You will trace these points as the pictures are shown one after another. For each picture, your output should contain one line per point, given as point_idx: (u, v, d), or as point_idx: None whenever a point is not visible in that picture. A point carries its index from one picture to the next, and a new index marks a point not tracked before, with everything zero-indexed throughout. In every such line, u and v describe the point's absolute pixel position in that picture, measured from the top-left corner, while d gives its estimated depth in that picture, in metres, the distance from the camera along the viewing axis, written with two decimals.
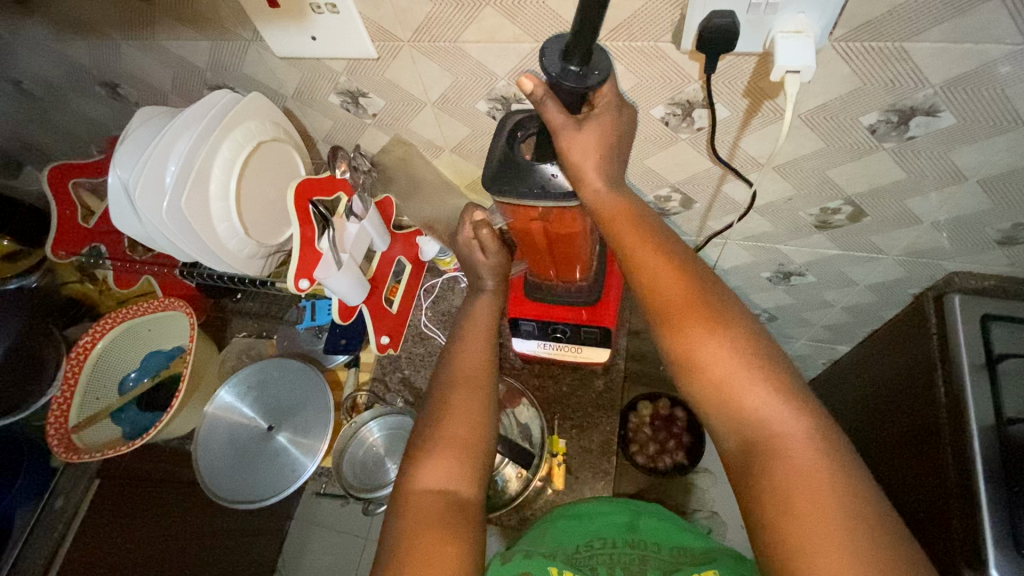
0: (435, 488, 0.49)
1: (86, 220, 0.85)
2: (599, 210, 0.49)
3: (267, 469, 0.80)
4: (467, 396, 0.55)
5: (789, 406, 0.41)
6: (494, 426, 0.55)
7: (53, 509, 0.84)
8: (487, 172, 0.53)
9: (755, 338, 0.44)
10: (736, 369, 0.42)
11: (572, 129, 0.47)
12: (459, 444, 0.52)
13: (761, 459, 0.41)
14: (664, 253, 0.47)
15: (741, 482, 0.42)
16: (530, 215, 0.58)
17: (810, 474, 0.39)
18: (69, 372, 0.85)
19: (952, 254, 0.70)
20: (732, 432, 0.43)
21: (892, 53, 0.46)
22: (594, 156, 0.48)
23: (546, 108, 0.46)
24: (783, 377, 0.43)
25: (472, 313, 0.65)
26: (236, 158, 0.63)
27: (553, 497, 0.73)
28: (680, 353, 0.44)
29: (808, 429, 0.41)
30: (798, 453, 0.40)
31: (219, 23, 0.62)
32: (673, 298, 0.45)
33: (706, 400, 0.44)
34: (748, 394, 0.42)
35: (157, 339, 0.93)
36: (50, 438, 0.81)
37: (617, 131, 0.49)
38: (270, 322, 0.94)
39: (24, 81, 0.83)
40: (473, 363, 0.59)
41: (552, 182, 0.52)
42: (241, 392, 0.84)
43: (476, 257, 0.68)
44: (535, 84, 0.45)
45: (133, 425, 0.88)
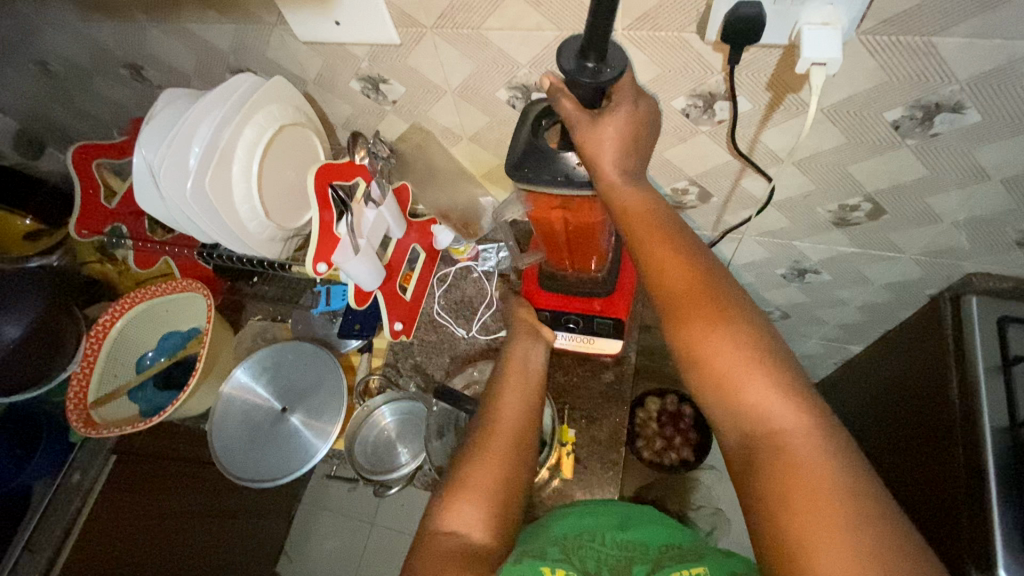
0: (456, 533, 0.49)
1: (108, 200, 0.86)
2: (614, 199, 0.49)
3: (279, 450, 0.82)
4: (499, 445, 0.55)
5: (789, 402, 0.41)
6: (525, 477, 0.54)
7: (71, 483, 0.85)
8: (509, 158, 0.53)
9: (758, 330, 0.44)
10: (738, 363, 0.42)
11: (587, 123, 0.47)
12: (487, 492, 0.52)
13: (759, 454, 0.41)
14: (673, 247, 0.47)
15: (741, 477, 0.43)
16: (550, 202, 0.59)
17: (811, 471, 0.39)
18: (89, 349, 0.86)
19: (971, 255, 0.70)
20: (732, 427, 0.43)
21: (919, 47, 0.46)
22: (611, 148, 0.47)
23: (562, 103, 0.48)
24: (785, 372, 0.42)
25: (512, 356, 0.65)
26: (259, 141, 0.63)
27: (560, 486, 0.74)
28: (685, 347, 0.45)
29: (808, 425, 0.41)
30: (798, 449, 0.40)
31: (243, 6, 0.63)
32: (679, 291, 0.46)
33: (709, 394, 0.44)
34: (748, 388, 0.42)
35: (173, 320, 0.95)
36: (69, 416, 0.82)
37: (635, 122, 0.48)
38: (285, 306, 0.95)
39: (49, 61, 0.85)
40: (512, 417, 0.57)
41: (575, 171, 0.52)
42: (255, 373, 0.85)
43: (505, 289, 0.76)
44: (552, 80, 0.49)
45: (149, 403, 0.90)
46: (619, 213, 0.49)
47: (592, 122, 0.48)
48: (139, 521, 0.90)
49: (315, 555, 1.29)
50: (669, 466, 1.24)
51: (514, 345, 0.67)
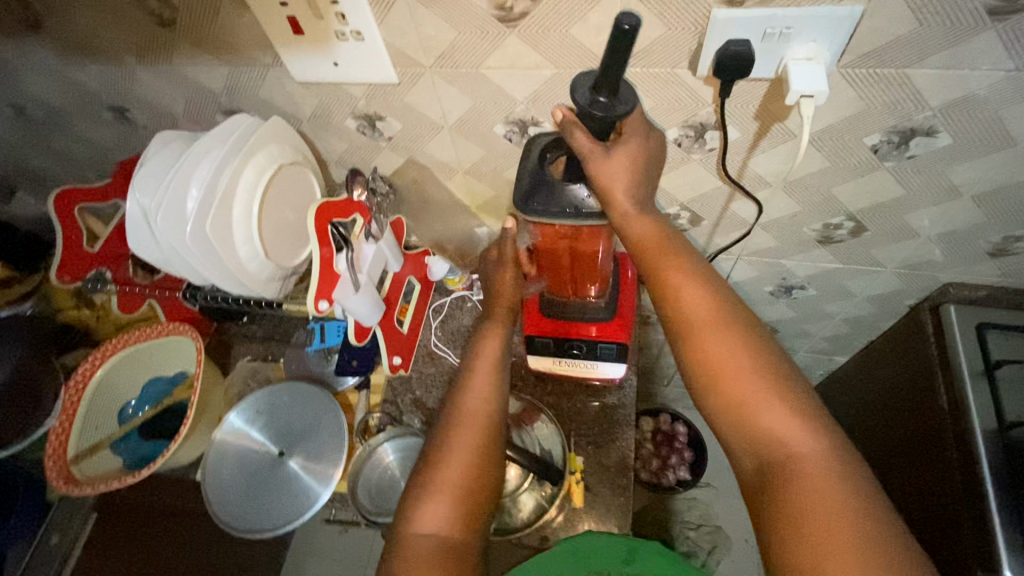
0: (430, 530, 0.52)
1: (91, 243, 0.82)
2: (628, 229, 0.50)
3: (278, 496, 0.77)
4: (465, 440, 0.58)
5: (806, 428, 0.42)
6: (494, 465, 0.58)
7: (48, 547, 0.83)
8: (518, 194, 0.54)
9: (774, 358, 0.45)
10: (755, 387, 0.44)
11: (601, 155, 0.48)
12: (458, 488, 0.55)
13: (771, 475, 0.42)
14: (686, 274, 0.49)
15: (755, 500, 0.43)
16: (557, 233, 0.60)
17: (829, 498, 0.39)
18: (69, 401, 0.82)
19: (948, 266, 0.73)
20: (746, 451, 0.44)
21: (895, 78, 0.49)
22: (624, 179, 0.49)
23: (574, 136, 0.49)
24: (802, 397, 0.44)
25: (482, 339, 0.68)
26: (259, 182, 0.63)
27: (572, 516, 0.73)
28: (698, 368, 0.46)
29: (825, 451, 0.42)
30: (816, 474, 0.40)
31: (238, 48, 0.63)
32: (697, 315, 0.47)
33: (720, 415, 0.45)
34: (766, 412, 0.43)
35: (159, 365, 0.91)
36: (48, 471, 0.78)
37: (643, 155, 0.50)
38: (276, 345, 0.93)
39: (26, 104, 0.83)
40: (479, 407, 0.61)
41: (583, 203, 0.53)
42: (250, 417, 0.82)
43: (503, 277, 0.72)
44: (563, 114, 0.49)
45: (133, 455, 0.87)
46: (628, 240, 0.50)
47: (604, 154, 0.48)
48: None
49: None
50: (667, 486, 1.29)
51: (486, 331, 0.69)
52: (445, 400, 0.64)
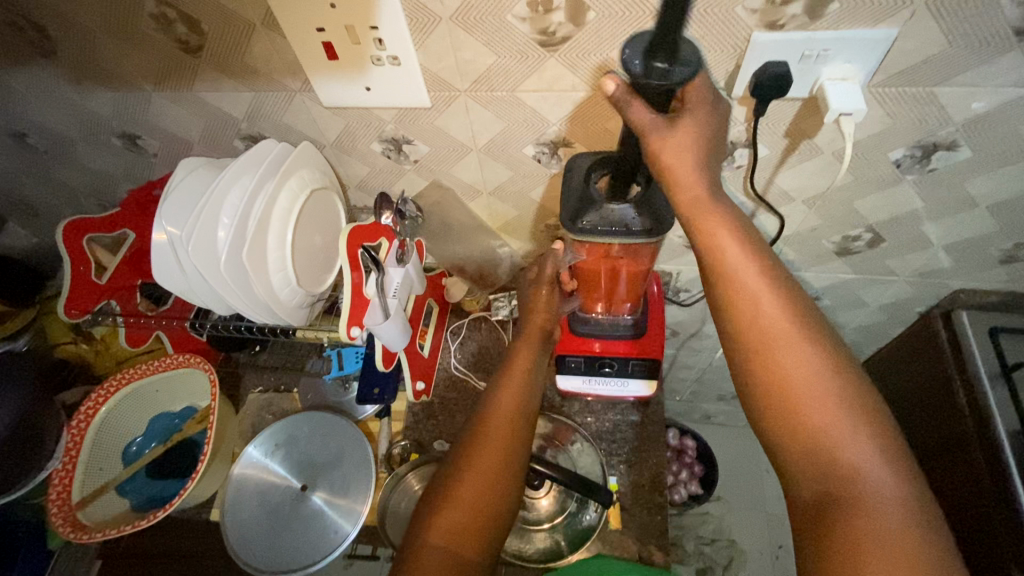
0: (443, 545, 0.51)
1: (99, 276, 0.79)
2: (696, 212, 0.46)
3: (304, 531, 0.74)
4: (490, 454, 0.56)
5: (887, 467, 0.41)
6: (515, 483, 0.57)
7: None
8: (565, 211, 0.55)
9: (863, 392, 0.44)
10: (838, 418, 0.42)
11: (665, 127, 0.45)
12: (475, 503, 0.53)
13: (837, 507, 0.40)
14: (770, 286, 0.46)
15: (809, 530, 0.41)
16: (602, 251, 0.62)
17: (902, 541, 0.38)
18: (70, 443, 0.78)
19: (958, 273, 0.76)
20: (809, 480, 0.42)
21: (922, 96, 0.52)
22: (689, 156, 0.45)
23: (633, 108, 0.45)
24: (889, 436, 0.42)
25: (516, 351, 0.68)
26: (291, 209, 0.63)
27: (611, 539, 0.71)
28: (771, 384, 0.44)
29: (905, 494, 0.40)
30: (890, 514, 0.39)
31: (266, 74, 0.62)
32: (775, 329, 0.45)
33: (789, 440, 0.44)
34: (848, 445, 0.42)
35: (165, 401, 0.88)
36: (53, 518, 0.73)
37: (711, 126, 0.46)
38: (289, 375, 0.90)
39: (28, 134, 0.80)
40: (506, 417, 0.60)
41: (631, 222, 0.54)
42: (269, 449, 0.79)
43: (540, 295, 0.72)
44: (616, 84, 0.45)
45: (140, 496, 0.81)
46: (705, 235, 0.47)
47: (669, 130, 0.44)
48: None
49: None
50: (681, 502, 1.29)
51: (520, 343, 0.69)
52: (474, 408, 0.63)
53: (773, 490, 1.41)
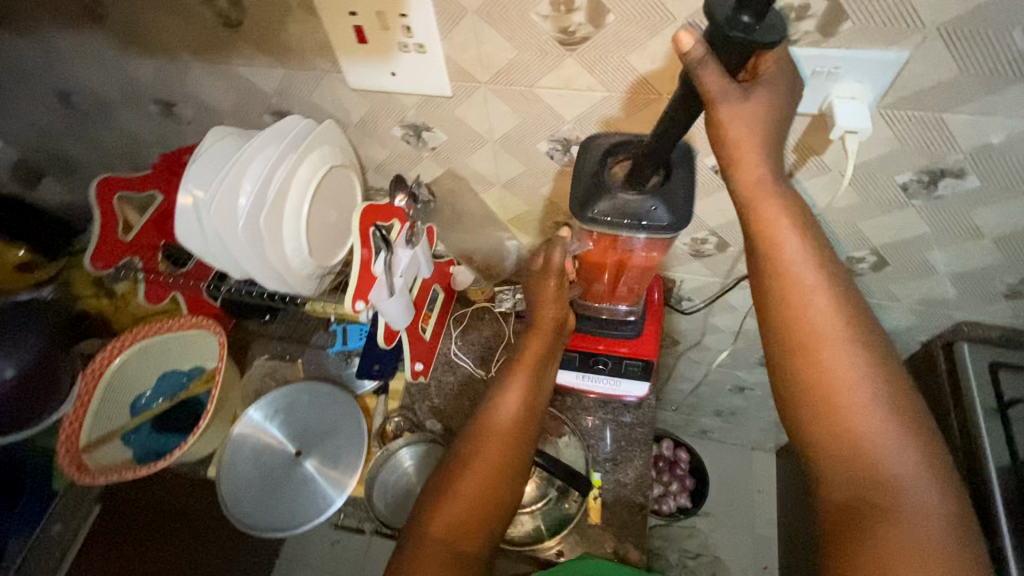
0: (442, 537, 0.54)
1: (125, 233, 0.83)
2: (756, 195, 0.46)
3: (293, 495, 0.77)
4: (491, 452, 0.59)
5: (926, 478, 0.43)
6: (512, 481, 0.59)
7: (49, 536, 0.83)
8: (576, 201, 0.55)
9: (910, 404, 0.45)
10: (881, 426, 0.44)
11: (735, 97, 0.41)
12: (475, 498, 0.56)
13: (871, 516, 0.42)
14: (828, 289, 0.46)
15: (841, 530, 0.43)
16: (610, 242, 0.63)
17: (935, 549, 0.40)
18: (83, 390, 0.82)
19: (961, 305, 0.76)
20: (845, 483, 0.44)
21: (931, 121, 0.52)
22: (755, 134, 0.44)
23: (704, 72, 0.40)
24: (930, 449, 0.44)
25: (524, 345, 0.67)
26: (310, 182, 0.66)
27: (590, 533, 0.72)
28: (820, 393, 0.45)
29: (939, 505, 0.42)
30: (926, 524, 0.41)
31: (298, 53, 0.65)
32: (825, 332, 0.46)
33: (826, 446, 0.45)
34: (888, 454, 0.43)
35: (175, 359, 0.91)
36: (61, 458, 0.77)
37: (772, 108, 0.45)
38: (295, 345, 0.93)
39: (73, 94, 0.84)
40: (509, 414, 0.62)
41: (652, 212, 0.53)
42: (269, 412, 0.82)
43: (547, 280, 0.66)
44: (696, 41, 0.38)
45: (144, 447, 0.86)
46: (765, 235, 0.47)
47: (743, 97, 0.42)
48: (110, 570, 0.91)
49: None
50: (668, 513, 1.31)
51: (531, 337, 0.67)
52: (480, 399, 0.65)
53: (763, 511, 1.41)
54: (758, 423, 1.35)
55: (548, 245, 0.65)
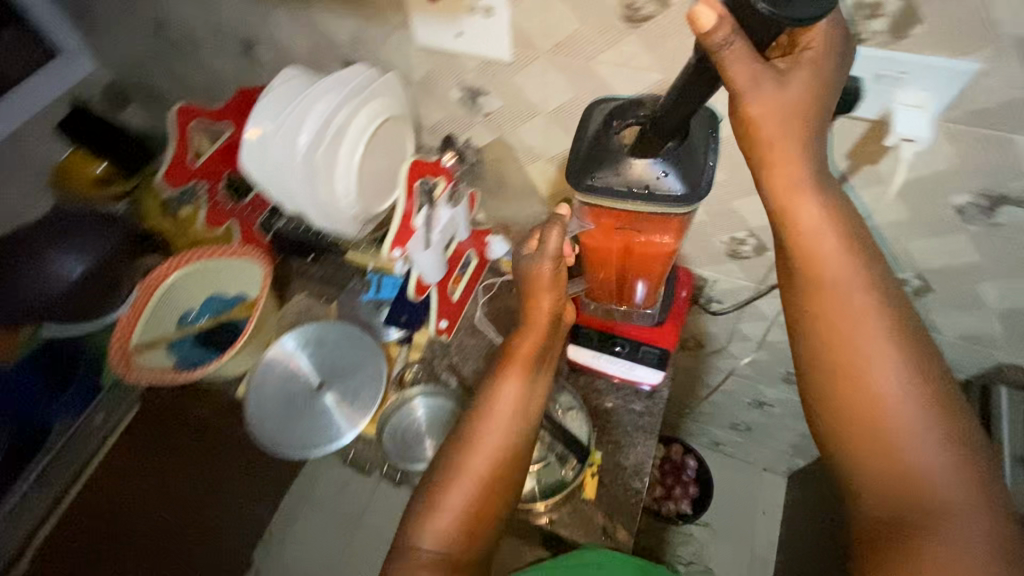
0: (435, 551, 0.55)
1: (195, 160, 0.89)
2: (781, 208, 0.48)
3: (310, 422, 0.82)
4: (477, 466, 0.58)
5: (972, 497, 0.44)
6: (498, 499, 0.59)
7: (91, 424, 0.91)
8: (578, 167, 0.56)
9: (959, 419, 0.46)
10: (924, 445, 0.45)
11: (763, 83, 0.42)
12: (466, 514, 0.57)
13: (911, 536, 0.44)
14: (865, 312, 0.48)
15: (878, 543, 0.45)
16: (612, 224, 0.63)
17: (977, 568, 0.41)
18: (140, 297, 0.88)
19: (1007, 345, 0.73)
20: (882, 501, 0.46)
21: (998, 142, 0.50)
22: (785, 121, 0.44)
23: (733, 54, 0.40)
24: (978, 467, 0.44)
25: (512, 351, 0.64)
26: (367, 129, 0.69)
27: (581, 506, 0.74)
28: (861, 414, 0.47)
29: (986, 525, 0.43)
30: (969, 542, 0.42)
31: (373, 5, 0.69)
32: (866, 349, 0.47)
33: (864, 465, 0.47)
34: (928, 471, 0.45)
35: (223, 282, 0.96)
36: (112, 353, 0.86)
37: (812, 94, 0.45)
38: (332, 288, 0.98)
39: (166, 25, 0.91)
40: (496, 430, 0.60)
41: (655, 184, 0.54)
42: (300, 343, 0.87)
43: (542, 269, 0.62)
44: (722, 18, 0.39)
45: (184, 358, 0.93)
46: (796, 235, 0.48)
47: (777, 88, 0.43)
48: (138, 476, 0.94)
49: (294, 539, 1.43)
50: (667, 515, 1.32)
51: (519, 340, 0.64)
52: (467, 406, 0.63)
53: (765, 532, 1.39)
54: (774, 443, 1.32)
55: (544, 226, 0.63)
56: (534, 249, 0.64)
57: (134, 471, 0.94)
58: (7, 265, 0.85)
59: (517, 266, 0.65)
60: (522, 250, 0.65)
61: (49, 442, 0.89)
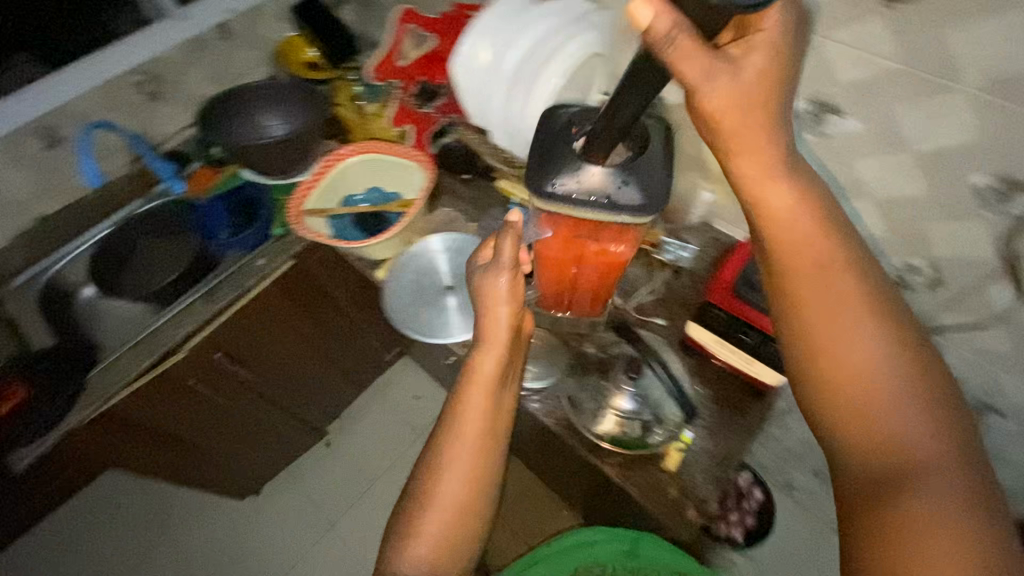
0: (415, 566, 0.60)
1: (402, 61, 1.05)
2: (769, 210, 0.54)
3: (431, 314, 0.90)
4: (449, 490, 0.62)
5: (936, 440, 0.46)
6: (472, 516, 0.63)
7: (253, 266, 1.02)
8: (540, 176, 0.65)
9: (921, 371, 0.49)
10: (884, 393, 0.48)
11: (710, 73, 0.47)
12: (441, 532, 0.61)
13: (890, 491, 0.45)
14: (826, 271, 0.53)
15: (865, 500, 0.46)
16: (569, 234, 0.73)
17: (946, 510, 0.42)
18: (323, 167, 1.03)
19: None
20: (863, 459, 0.47)
21: None
22: (738, 112, 0.50)
23: (679, 49, 0.45)
24: (938, 409, 0.47)
25: (475, 375, 0.65)
26: (576, 51, 0.73)
27: (659, 473, 0.75)
28: (832, 373, 0.50)
29: (952, 464, 0.45)
30: (938, 483, 0.44)
31: None
32: (829, 307, 0.52)
33: (835, 423, 0.50)
34: (893, 418, 0.47)
35: (387, 178, 1.06)
36: (290, 204, 1.00)
37: (772, 77, 0.50)
38: (476, 210, 1.02)
39: None
40: (463, 450, 0.63)
41: (615, 195, 0.63)
42: (443, 246, 0.96)
43: (502, 282, 0.66)
44: (653, 18, 0.43)
45: (338, 231, 1.02)
46: (766, 219, 0.54)
47: (731, 78, 0.49)
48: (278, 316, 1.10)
49: (361, 428, 1.61)
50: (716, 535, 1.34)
51: (479, 355, 0.66)
52: (438, 420, 0.66)
53: None
54: None
55: (499, 235, 0.69)
56: (490, 258, 0.70)
57: (274, 313, 1.09)
58: (241, 114, 1.04)
59: (474, 294, 0.69)
60: (478, 265, 0.71)
61: (219, 267, 1.05)
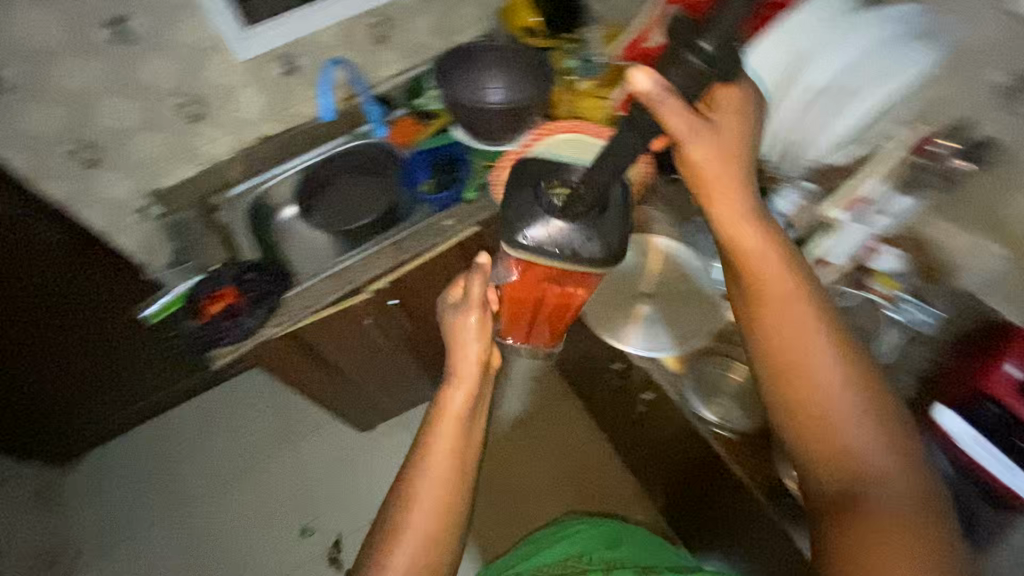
0: None
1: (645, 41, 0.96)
2: (737, 243, 0.60)
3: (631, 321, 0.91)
4: (419, 523, 0.63)
5: (884, 447, 0.56)
6: (446, 543, 0.65)
7: (443, 226, 1.02)
8: (509, 229, 0.63)
9: (873, 391, 0.58)
10: (842, 409, 0.57)
11: (697, 136, 0.54)
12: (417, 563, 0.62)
13: (852, 498, 0.55)
14: (791, 301, 0.59)
15: (831, 501, 0.56)
16: (536, 275, 0.69)
17: (893, 510, 0.53)
18: (533, 137, 1.00)
19: None
20: (832, 469, 0.57)
21: None
22: (716, 170, 0.58)
23: (672, 114, 0.51)
24: (886, 422, 0.57)
25: (443, 412, 0.68)
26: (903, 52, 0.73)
27: None
28: (803, 394, 0.58)
29: (896, 469, 0.55)
30: (886, 489, 0.54)
31: None
32: (796, 334, 0.59)
33: (802, 435, 0.59)
34: (850, 430, 0.57)
35: None
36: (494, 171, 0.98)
37: (740, 133, 0.58)
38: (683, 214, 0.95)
39: None
40: (435, 480, 0.64)
41: (579, 250, 0.62)
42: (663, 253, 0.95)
43: (472, 319, 0.70)
44: (649, 81, 0.48)
45: None
46: (740, 257, 0.60)
47: (711, 139, 0.56)
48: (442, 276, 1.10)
49: None
50: None
51: (446, 395, 0.69)
52: (410, 450, 0.68)
53: None
54: None
55: (469, 275, 0.71)
56: (461, 296, 0.73)
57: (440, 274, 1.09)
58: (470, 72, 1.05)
59: (446, 334, 0.72)
60: (446, 318, 0.73)
61: (408, 221, 1.06)
